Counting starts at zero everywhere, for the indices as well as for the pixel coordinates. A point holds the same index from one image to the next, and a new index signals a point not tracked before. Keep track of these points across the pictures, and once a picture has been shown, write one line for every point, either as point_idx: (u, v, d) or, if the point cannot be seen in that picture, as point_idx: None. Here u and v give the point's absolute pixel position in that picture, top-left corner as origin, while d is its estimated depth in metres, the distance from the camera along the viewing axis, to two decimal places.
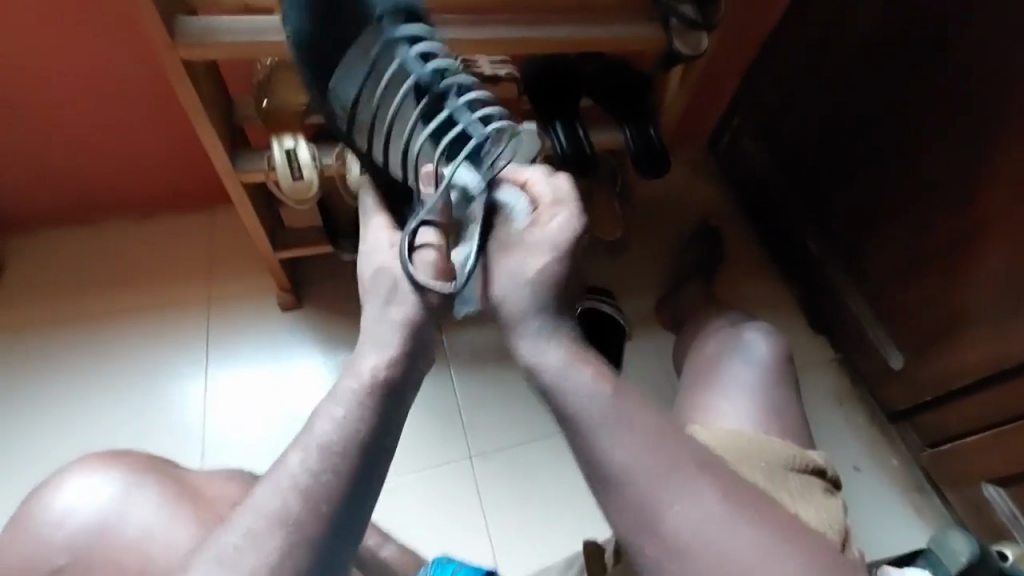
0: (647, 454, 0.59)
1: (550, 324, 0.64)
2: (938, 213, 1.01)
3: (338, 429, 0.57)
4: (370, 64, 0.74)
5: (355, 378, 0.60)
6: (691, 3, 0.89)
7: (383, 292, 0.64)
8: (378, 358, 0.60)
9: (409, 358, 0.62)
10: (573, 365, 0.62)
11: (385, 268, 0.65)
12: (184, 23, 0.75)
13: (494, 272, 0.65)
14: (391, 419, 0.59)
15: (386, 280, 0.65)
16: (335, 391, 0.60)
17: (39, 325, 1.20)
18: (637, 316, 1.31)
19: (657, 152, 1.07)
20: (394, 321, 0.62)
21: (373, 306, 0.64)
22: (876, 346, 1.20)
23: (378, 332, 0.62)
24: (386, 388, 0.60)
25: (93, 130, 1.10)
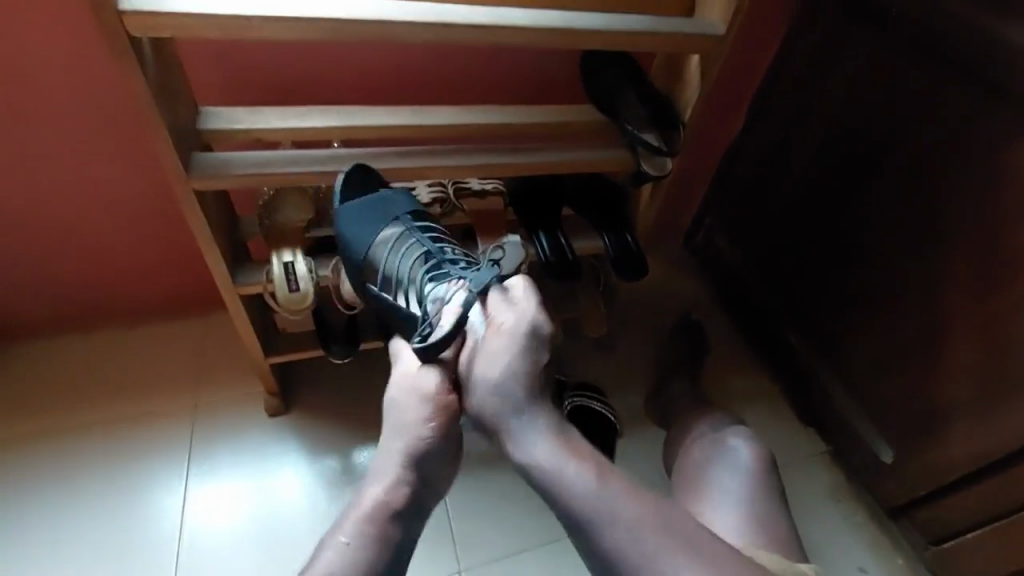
0: (630, 524, 0.70)
1: (531, 418, 0.77)
2: (903, 309, 1.07)
3: (338, 559, 0.70)
4: (378, 244, 0.92)
5: (361, 508, 0.75)
6: (656, 132, 0.99)
7: (394, 433, 0.81)
8: (379, 490, 0.76)
9: (406, 492, 0.77)
10: (560, 455, 0.74)
11: (401, 405, 0.82)
12: (199, 159, 0.83)
13: (483, 359, 0.80)
14: (390, 549, 0.73)
15: (398, 423, 0.81)
16: (343, 521, 0.75)
17: (22, 438, 1.17)
18: (626, 412, 1.32)
19: (634, 256, 1.14)
20: (395, 460, 0.79)
21: (387, 437, 0.81)
22: (865, 440, 1.21)
23: (383, 469, 0.79)
24: (380, 519, 0.74)
25: (97, 245, 1.14)
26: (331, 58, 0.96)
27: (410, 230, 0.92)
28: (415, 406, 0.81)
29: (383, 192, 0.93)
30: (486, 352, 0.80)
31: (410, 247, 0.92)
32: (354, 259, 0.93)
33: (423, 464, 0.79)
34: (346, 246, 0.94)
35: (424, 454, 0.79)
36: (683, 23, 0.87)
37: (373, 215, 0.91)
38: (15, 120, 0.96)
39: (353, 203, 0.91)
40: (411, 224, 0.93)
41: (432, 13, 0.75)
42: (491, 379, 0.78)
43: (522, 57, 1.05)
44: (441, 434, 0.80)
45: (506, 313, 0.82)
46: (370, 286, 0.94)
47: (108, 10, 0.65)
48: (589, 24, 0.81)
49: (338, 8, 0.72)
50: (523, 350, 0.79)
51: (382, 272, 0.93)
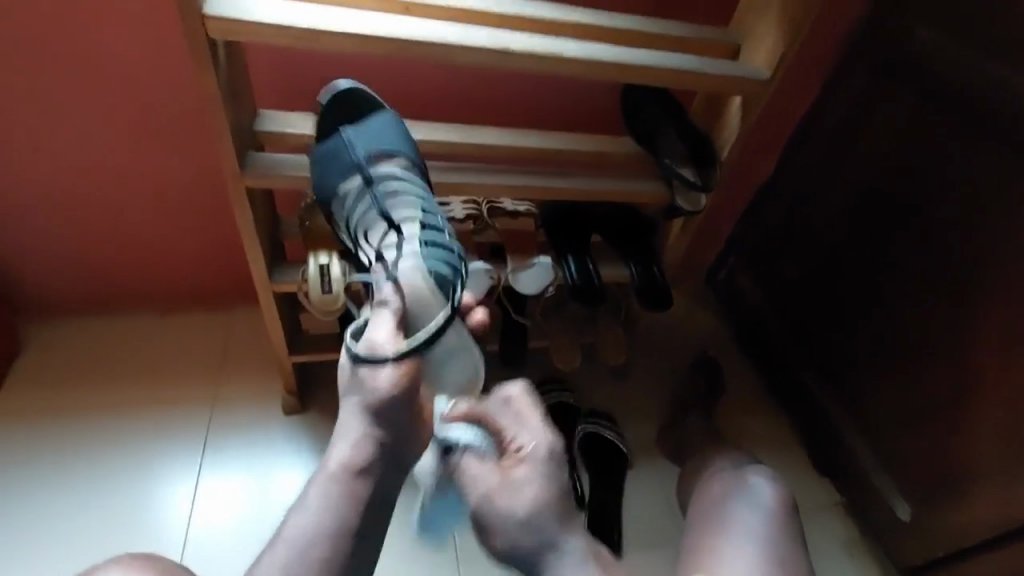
0: None
1: (562, 543, 0.75)
2: (929, 364, 1.06)
3: (306, 525, 0.71)
4: (352, 186, 0.86)
5: (328, 469, 0.74)
6: (693, 166, 1.01)
7: (354, 387, 0.74)
8: (343, 449, 0.74)
9: (373, 451, 0.74)
10: None
11: (352, 351, 0.74)
12: (254, 158, 0.87)
13: (506, 484, 0.76)
14: (358, 507, 0.72)
15: (359, 380, 0.74)
16: (314, 480, 0.74)
17: (47, 412, 1.20)
18: (639, 444, 1.31)
19: (660, 287, 1.15)
20: (358, 420, 0.74)
21: (347, 387, 0.76)
22: (883, 495, 1.18)
23: (348, 424, 0.75)
24: (350, 480, 0.73)
25: (138, 232, 1.18)
26: (383, 72, 1.00)
27: (408, 165, 0.87)
28: (371, 362, 0.73)
29: (370, 117, 0.89)
30: (497, 475, 0.77)
31: (381, 198, 0.85)
32: (330, 157, 0.86)
33: (387, 420, 0.74)
34: (341, 139, 0.86)
35: (385, 411, 0.73)
36: (729, 66, 0.90)
37: (392, 131, 0.88)
38: (82, 106, 1.01)
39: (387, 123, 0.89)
40: (392, 161, 0.87)
41: (492, 39, 0.79)
42: (507, 499, 0.75)
43: (567, 85, 1.08)
44: (403, 389, 0.73)
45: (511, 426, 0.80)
46: (334, 188, 0.86)
47: (192, 12, 0.69)
48: (639, 60, 0.84)
49: (404, 27, 0.75)
50: (542, 468, 0.77)
51: (354, 194, 0.86)
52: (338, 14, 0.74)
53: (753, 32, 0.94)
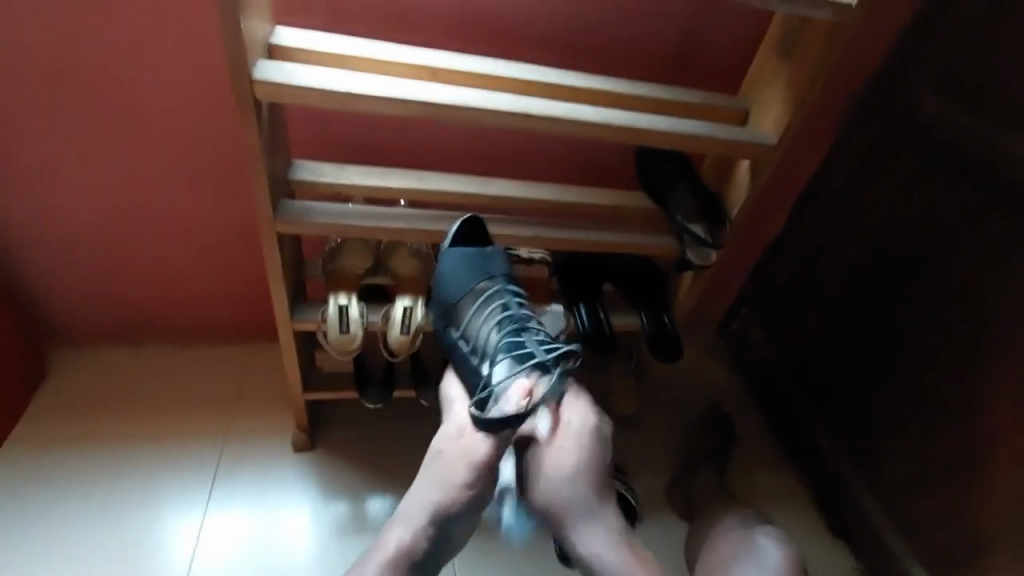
0: None
1: (596, 514, 0.85)
2: (945, 427, 1.05)
3: None
4: (472, 292, 0.94)
5: (383, 550, 0.81)
6: (704, 224, 1.04)
7: (434, 484, 0.85)
8: (402, 536, 0.82)
9: (426, 545, 0.82)
10: (622, 561, 0.82)
11: (441, 455, 0.87)
12: (284, 205, 0.92)
13: (557, 454, 0.86)
14: None
15: (437, 479, 0.85)
16: (367, 557, 0.81)
17: (66, 440, 1.22)
18: (647, 497, 1.28)
19: (671, 338, 1.17)
20: (422, 512, 0.83)
21: (422, 480, 0.86)
22: (901, 562, 1.14)
23: (412, 514, 0.83)
24: (399, 568, 0.80)
25: (169, 267, 1.24)
26: (409, 129, 1.06)
27: (505, 286, 0.95)
28: (461, 471, 0.84)
29: (492, 246, 0.97)
30: (555, 454, 0.85)
31: (495, 305, 0.93)
32: (444, 293, 0.95)
33: (449, 523, 0.83)
34: (444, 268, 0.94)
35: (450, 514, 0.83)
36: (738, 131, 0.95)
37: (481, 260, 0.94)
38: (131, 151, 1.09)
39: (461, 254, 0.94)
40: (508, 279, 0.96)
41: (515, 103, 0.84)
42: (565, 475, 0.84)
43: (582, 143, 1.14)
44: (470, 496, 0.84)
45: (567, 420, 0.88)
46: (450, 314, 0.95)
47: (243, 75, 0.75)
48: (652, 124, 0.89)
49: (433, 91, 0.82)
50: (592, 451, 0.87)
51: (467, 316, 0.94)
52: (374, 79, 0.80)
53: (760, 99, 0.99)
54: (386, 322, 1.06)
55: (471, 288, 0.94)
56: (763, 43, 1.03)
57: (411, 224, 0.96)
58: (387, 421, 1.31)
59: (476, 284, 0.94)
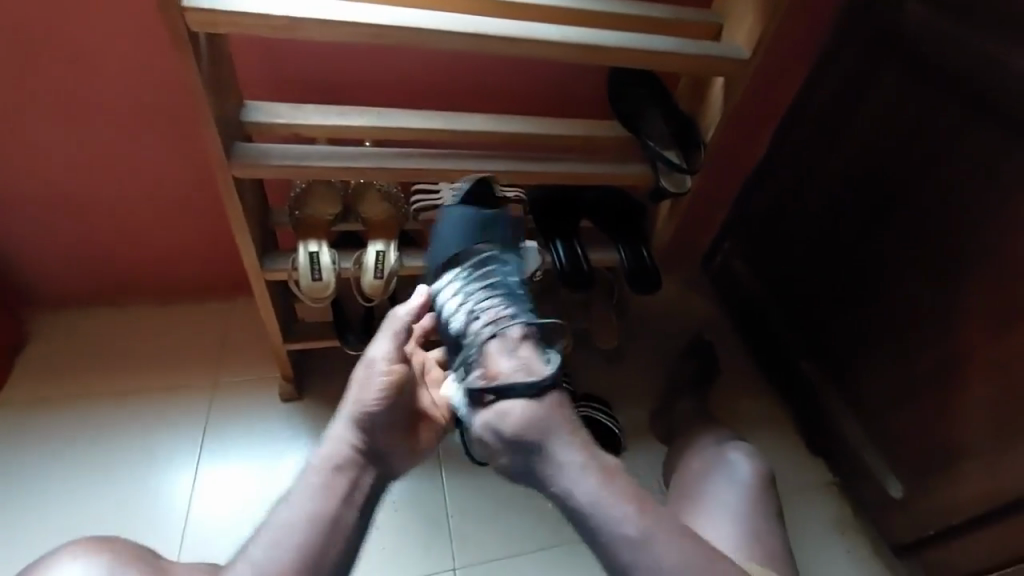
0: (664, 547, 0.70)
1: (555, 437, 0.74)
2: (924, 342, 1.06)
3: (291, 515, 0.72)
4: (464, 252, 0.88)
5: (316, 463, 0.76)
6: (677, 150, 1.02)
7: (355, 389, 0.79)
8: (330, 448, 0.76)
9: (351, 451, 0.76)
10: (598, 489, 0.72)
11: (370, 360, 0.81)
12: (240, 147, 0.88)
13: (502, 350, 0.80)
14: (334, 500, 0.73)
15: (358, 385, 0.79)
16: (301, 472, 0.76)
17: (56, 402, 1.23)
18: (632, 428, 1.32)
19: (649, 271, 1.16)
20: (343, 425, 0.78)
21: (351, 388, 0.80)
22: (874, 472, 1.20)
23: (333, 426, 0.78)
24: (330, 476, 0.74)
25: (136, 225, 1.20)
26: (368, 62, 1.01)
27: (495, 250, 0.89)
28: (369, 373, 0.79)
29: (484, 210, 0.90)
30: (500, 349, 0.80)
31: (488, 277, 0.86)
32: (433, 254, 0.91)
33: (373, 428, 0.78)
34: (440, 222, 0.92)
35: (372, 417, 0.77)
36: (710, 45, 0.90)
37: (469, 225, 0.89)
38: (74, 101, 1.02)
39: (459, 217, 0.90)
40: (500, 245, 0.90)
41: (472, 23, 0.79)
42: (517, 359, 0.78)
43: (551, 70, 1.08)
44: (390, 400, 0.78)
45: (506, 373, 0.78)
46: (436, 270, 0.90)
47: (173, 3, 0.70)
48: (620, 41, 0.84)
49: (383, 14, 0.76)
50: (536, 337, 0.83)
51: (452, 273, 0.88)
52: (317, 2, 0.74)
53: (733, 9, 0.93)
54: (358, 268, 1.05)
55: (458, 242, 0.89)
56: None
57: (374, 163, 0.92)
58: None
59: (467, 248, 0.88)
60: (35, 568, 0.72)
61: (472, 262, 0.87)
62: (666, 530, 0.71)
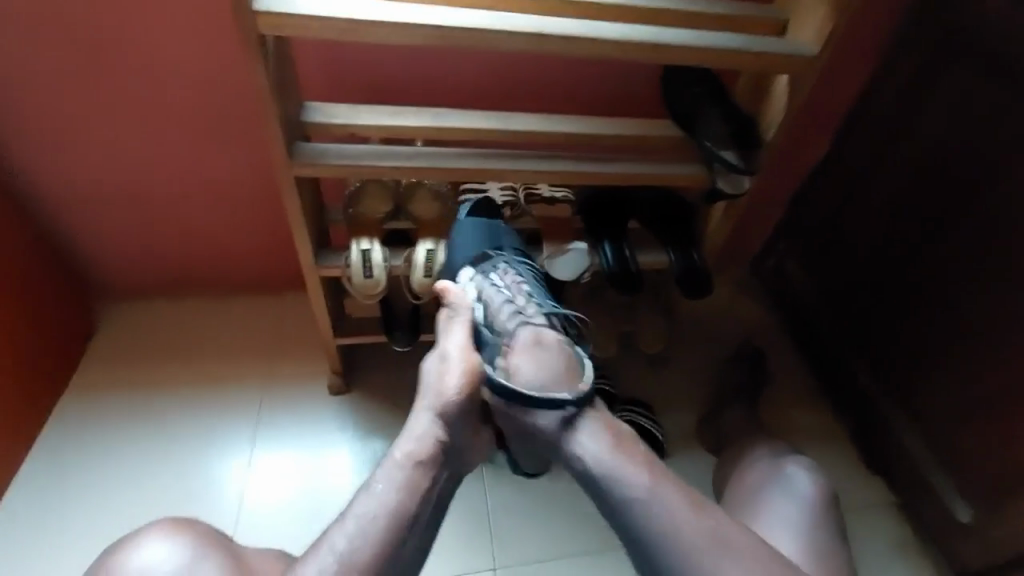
0: (687, 520, 0.71)
1: (562, 415, 0.78)
2: (1000, 357, 0.99)
3: (373, 502, 0.72)
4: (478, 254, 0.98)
5: (399, 454, 0.76)
6: (735, 150, 0.97)
7: (434, 385, 0.80)
8: (411, 441, 0.76)
9: (434, 446, 0.76)
10: (612, 460, 0.75)
11: (442, 355, 0.82)
12: (299, 148, 0.91)
13: (523, 365, 0.83)
14: (416, 492, 0.74)
15: (436, 380, 0.80)
16: (381, 462, 0.76)
17: (126, 387, 1.31)
18: (678, 434, 1.29)
19: (700, 275, 1.13)
20: (427, 419, 0.78)
21: (428, 384, 0.81)
22: (939, 493, 1.12)
23: (414, 419, 0.78)
24: (414, 469, 0.75)
25: (198, 221, 1.26)
26: (422, 62, 1.02)
27: (514, 257, 1.00)
28: (453, 371, 0.80)
29: (497, 221, 1.04)
30: (524, 365, 0.83)
31: (509, 269, 0.98)
32: (450, 253, 1.00)
33: (454, 424, 0.78)
34: (460, 216, 1.03)
35: (455, 413, 0.78)
36: (775, 41, 0.86)
37: (483, 228, 1.01)
38: (145, 103, 1.08)
39: (474, 218, 1.02)
40: (513, 254, 1.01)
41: (529, 23, 0.79)
42: (536, 377, 0.82)
43: (605, 69, 1.07)
44: (472, 397, 0.78)
45: (526, 375, 0.82)
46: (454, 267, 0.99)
47: (243, 9, 0.72)
48: (679, 39, 0.82)
49: (442, 15, 0.77)
50: (557, 351, 0.85)
51: (478, 272, 0.97)
52: (377, 5, 0.76)
53: (799, 5, 0.89)
54: (408, 266, 1.06)
55: (483, 239, 1.00)
56: None
57: (427, 163, 0.94)
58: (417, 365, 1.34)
59: (491, 247, 1.00)
60: (124, 544, 0.76)
61: (493, 263, 0.98)
62: (674, 495, 0.73)
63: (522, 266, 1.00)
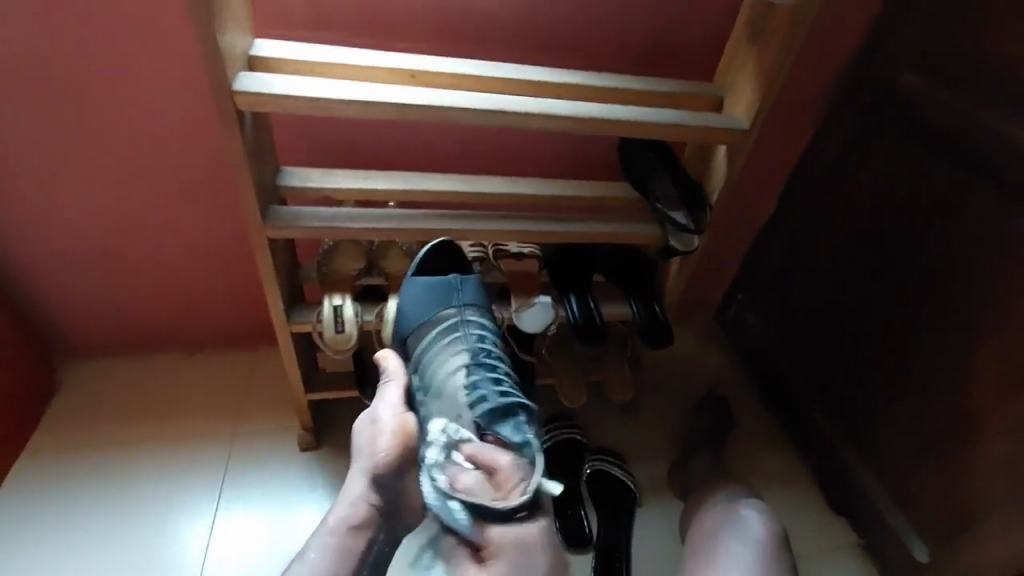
0: None
1: None
2: (935, 399, 1.06)
3: (305, 573, 0.77)
4: (429, 324, 0.98)
5: (332, 523, 0.82)
6: (683, 211, 1.06)
7: (366, 453, 0.85)
8: (345, 509, 0.82)
9: (367, 509, 0.82)
10: None
11: (376, 420, 0.88)
12: (275, 209, 0.95)
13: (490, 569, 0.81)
14: (349, 559, 0.79)
15: (368, 443, 0.86)
16: (315, 534, 0.82)
17: (86, 449, 1.27)
18: (648, 483, 1.30)
19: (662, 325, 1.19)
20: (360, 484, 0.84)
21: (360, 450, 0.86)
22: (900, 536, 1.15)
23: (347, 487, 0.85)
24: (347, 536, 0.80)
25: (172, 278, 1.28)
26: (396, 131, 1.09)
27: (463, 321, 0.98)
28: (384, 433, 0.86)
29: (451, 276, 1.02)
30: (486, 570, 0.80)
31: (457, 344, 0.96)
32: (404, 319, 0.99)
33: (383, 486, 0.84)
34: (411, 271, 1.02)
35: (387, 475, 0.84)
36: (711, 117, 0.96)
37: (436, 287, 1.00)
38: (126, 168, 1.12)
39: (420, 285, 1.00)
40: (467, 311, 0.99)
41: (490, 101, 0.87)
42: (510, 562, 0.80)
43: (565, 138, 1.16)
44: (402, 459, 0.85)
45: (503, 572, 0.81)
46: (405, 336, 0.99)
47: (226, 88, 0.78)
48: (627, 116, 0.91)
49: (412, 95, 0.84)
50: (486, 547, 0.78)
51: (429, 352, 0.96)
52: (353, 85, 0.83)
53: (734, 85, 1.00)
54: (380, 320, 1.09)
55: (430, 307, 0.99)
56: (734, 27, 1.04)
57: (398, 224, 0.99)
58: None
59: (440, 317, 0.98)
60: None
61: (443, 334, 0.97)
62: None
63: (470, 327, 0.98)
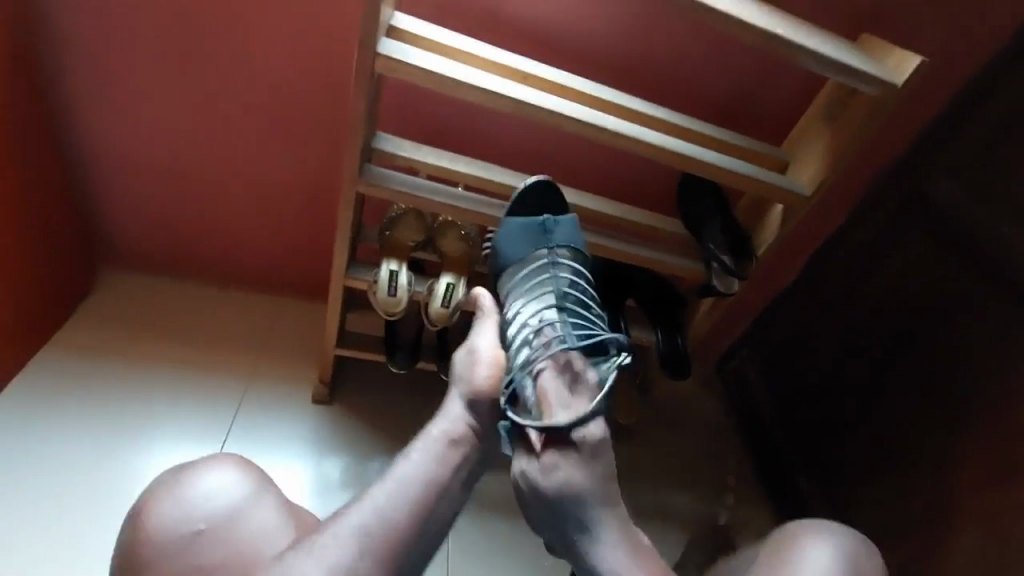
0: None
1: None
2: (924, 482, 1.18)
3: (410, 470, 0.85)
4: (524, 261, 1.01)
5: (432, 435, 0.89)
6: (729, 253, 1.14)
7: (467, 378, 0.93)
8: (446, 425, 0.89)
9: (467, 428, 0.90)
10: None
11: (474, 352, 0.94)
12: (369, 167, 1.01)
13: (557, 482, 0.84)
14: (451, 466, 0.86)
15: (468, 371, 0.93)
16: (416, 442, 0.89)
17: (104, 357, 1.28)
18: (632, 503, 1.37)
19: (681, 357, 1.26)
20: (461, 404, 0.91)
21: (460, 377, 0.93)
22: None
23: (445, 406, 0.92)
24: (448, 446, 0.87)
25: (226, 210, 1.30)
26: (483, 120, 1.16)
27: (552, 258, 1.01)
28: (484, 364, 0.93)
29: (545, 217, 1.02)
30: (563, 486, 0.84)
31: (546, 283, 0.99)
32: (501, 253, 1.02)
33: (482, 408, 0.91)
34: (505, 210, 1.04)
35: (486, 400, 0.91)
36: (779, 177, 1.06)
37: (532, 229, 1.01)
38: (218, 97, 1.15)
39: (516, 225, 1.01)
40: (557, 254, 1.01)
41: (595, 117, 0.95)
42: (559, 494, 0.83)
43: (634, 163, 1.24)
44: (499, 388, 0.91)
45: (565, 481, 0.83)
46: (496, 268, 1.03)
47: (368, 49, 0.84)
48: (709, 159, 0.99)
49: (528, 95, 0.92)
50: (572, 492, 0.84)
51: (518, 289, 0.99)
52: (479, 74, 0.90)
53: (802, 155, 1.10)
54: (429, 294, 1.14)
55: (521, 244, 1.01)
56: (811, 105, 1.15)
57: (473, 208, 1.05)
58: (400, 389, 1.37)
59: (530, 256, 1.01)
60: (184, 474, 0.86)
61: (532, 273, 1.00)
62: None
63: (560, 269, 1.00)
